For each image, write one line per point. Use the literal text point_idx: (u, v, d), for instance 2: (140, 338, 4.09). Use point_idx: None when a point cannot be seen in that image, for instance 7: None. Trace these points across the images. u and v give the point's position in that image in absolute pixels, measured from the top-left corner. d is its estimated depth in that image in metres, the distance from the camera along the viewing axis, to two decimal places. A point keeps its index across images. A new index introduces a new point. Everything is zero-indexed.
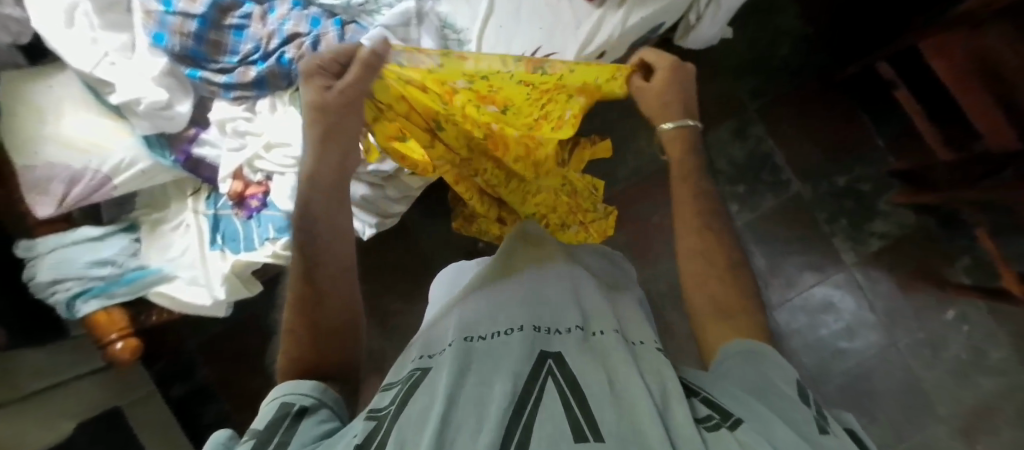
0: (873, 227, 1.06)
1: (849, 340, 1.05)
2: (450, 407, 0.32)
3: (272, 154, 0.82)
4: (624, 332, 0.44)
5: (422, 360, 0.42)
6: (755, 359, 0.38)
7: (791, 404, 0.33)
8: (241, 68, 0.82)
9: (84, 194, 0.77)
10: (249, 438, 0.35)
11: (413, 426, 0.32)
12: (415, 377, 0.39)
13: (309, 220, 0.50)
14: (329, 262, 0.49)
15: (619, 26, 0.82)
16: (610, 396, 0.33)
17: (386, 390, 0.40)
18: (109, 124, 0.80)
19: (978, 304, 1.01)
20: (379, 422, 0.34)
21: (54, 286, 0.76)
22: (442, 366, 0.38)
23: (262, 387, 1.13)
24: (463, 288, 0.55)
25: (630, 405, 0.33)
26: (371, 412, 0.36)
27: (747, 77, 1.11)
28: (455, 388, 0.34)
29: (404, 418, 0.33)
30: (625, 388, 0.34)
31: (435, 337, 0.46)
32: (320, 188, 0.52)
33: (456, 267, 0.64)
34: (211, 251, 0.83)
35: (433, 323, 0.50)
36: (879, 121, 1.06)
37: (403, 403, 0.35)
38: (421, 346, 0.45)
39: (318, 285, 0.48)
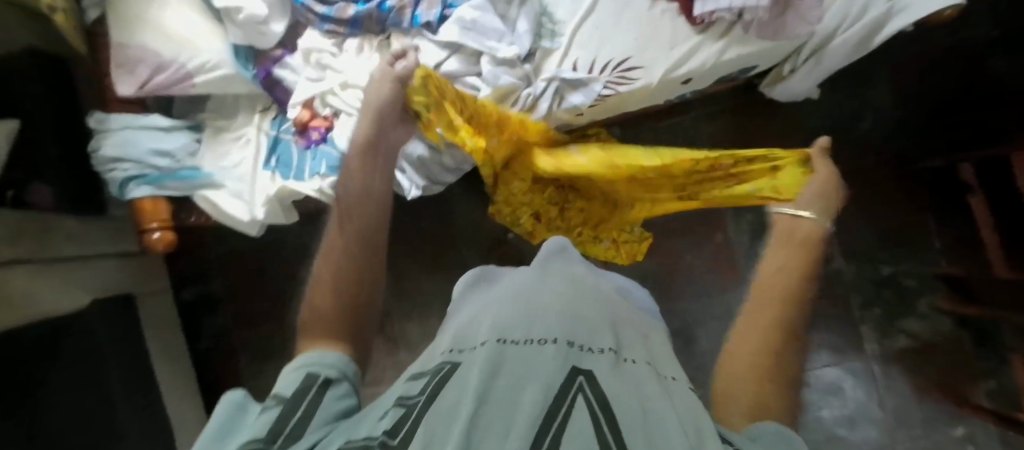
0: (905, 325, 1.03)
1: (848, 429, 1.02)
2: (478, 410, 0.30)
3: (346, 94, 0.82)
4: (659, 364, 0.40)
5: (452, 354, 0.39)
6: (794, 445, 0.32)
7: None
8: (343, 3, 0.83)
9: (165, 84, 0.79)
10: (274, 405, 0.36)
11: (441, 427, 0.29)
12: (444, 370, 0.36)
13: (349, 179, 0.54)
14: (360, 217, 0.51)
15: (714, 58, 0.81)
16: (647, 436, 0.28)
17: (415, 378, 0.37)
18: (205, 26, 0.82)
19: (991, 430, 0.98)
20: (409, 409, 0.32)
21: (115, 164, 0.79)
22: (473, 363, 0.34)
23: (267, 313, 1.15)
24: (497, 287, 0.50)
25: (667, 448, 0.28)
26: (400, 400, 0.34)
27: (820, 142, 1.09)
28: (484, 393, 0.31)
29: (434, 413, 0.31)
30: (664, 426, 0.30)
31: (466, 332, 0.42)
32: (370, 157, 0.56)
33: (486, 267, 0.60)
34: (263, 171, 0.85)
35: (469, 315, 0.46)
36: (942, 222, 1.04)
37: (433, 396, 0.33)
38: (453, 338, 0.41)
39: (345, 234, 0.49)
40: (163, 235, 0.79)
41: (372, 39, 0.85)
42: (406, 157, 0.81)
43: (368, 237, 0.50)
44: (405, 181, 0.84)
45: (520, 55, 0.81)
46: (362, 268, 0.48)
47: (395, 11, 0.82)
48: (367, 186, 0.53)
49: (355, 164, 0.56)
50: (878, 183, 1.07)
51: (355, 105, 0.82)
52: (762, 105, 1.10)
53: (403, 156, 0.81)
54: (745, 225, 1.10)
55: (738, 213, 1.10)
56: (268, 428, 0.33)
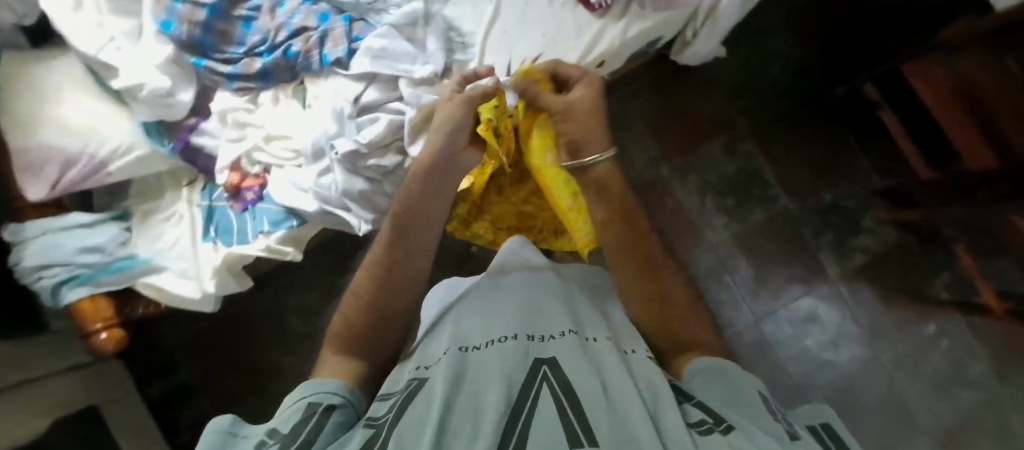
0: (857, 242, 1.09)
1: (833, 352, 1.06)
2: (448, 413, 0.35)
3: (272, 146, 0.83)
4: (617, 340, 0.47)
5: (419, 370, 0.43)
6: (723, 380, 0.41)
7: (760, 411, 0.38)
8: (246, 59, 0.83)
9: (78, 178, 0.76)
10: (275, 440, 0.38)
11: (411, 434, 0.34)
12: (413, 385, 0.40)
13: (405, 194, 0.60)
14: (408, 240, 0.57)
15: (620, 36, 0.84)
16: (605, 401, 0.35)
17: (384, 398, 0.42)
18: (108, 109, 0.80)
19: (957, 319, 1.04)
20: (379, 429, 0.36)
21: (41, 272, 0.75)
22: (439, 373, 0.39)
23: (244, 389, 1.10)
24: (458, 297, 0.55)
25: (623, 411, 0.35)
26: (370, 420, 0.38)
27: (739, 94, 1.15)
28: (452, 396, 0.36)
29: (403, 424, 0.35)
30: (618, 395, 0.37)
31: (430, 348, 0.47)
32: (430, 187, 0.59)
33: (449, 283, 0.62)
34: (203, 243, 0.82)
35: (431, 333, 0.50)
36: (864, 142, 1.11)
37: (400, 411, 0.37)
38: (417, 357, 0.46)
39: (389, 254, 0.55)
40: (110, 332, 0.73)
41: (285, 87, 0.86)
42: (347, 194, 0.78)
43: (407, 269, 0.55)
44: (352, 219, 0.80)
45: (437, 72, 0.82)
46: (393, 296, 0.53)
47: (302, 55, 0.82)
48: (420, 212, 0.58)
49: (414, 188, 0.59)
50: (800, 120, 1.14)
51: (284, 156, 0.83)
52: (678, 72, 1.15)
53: (344, 194, 0.78)
54: (691, 186, 1.14)
55: (681, 176, 1.14)
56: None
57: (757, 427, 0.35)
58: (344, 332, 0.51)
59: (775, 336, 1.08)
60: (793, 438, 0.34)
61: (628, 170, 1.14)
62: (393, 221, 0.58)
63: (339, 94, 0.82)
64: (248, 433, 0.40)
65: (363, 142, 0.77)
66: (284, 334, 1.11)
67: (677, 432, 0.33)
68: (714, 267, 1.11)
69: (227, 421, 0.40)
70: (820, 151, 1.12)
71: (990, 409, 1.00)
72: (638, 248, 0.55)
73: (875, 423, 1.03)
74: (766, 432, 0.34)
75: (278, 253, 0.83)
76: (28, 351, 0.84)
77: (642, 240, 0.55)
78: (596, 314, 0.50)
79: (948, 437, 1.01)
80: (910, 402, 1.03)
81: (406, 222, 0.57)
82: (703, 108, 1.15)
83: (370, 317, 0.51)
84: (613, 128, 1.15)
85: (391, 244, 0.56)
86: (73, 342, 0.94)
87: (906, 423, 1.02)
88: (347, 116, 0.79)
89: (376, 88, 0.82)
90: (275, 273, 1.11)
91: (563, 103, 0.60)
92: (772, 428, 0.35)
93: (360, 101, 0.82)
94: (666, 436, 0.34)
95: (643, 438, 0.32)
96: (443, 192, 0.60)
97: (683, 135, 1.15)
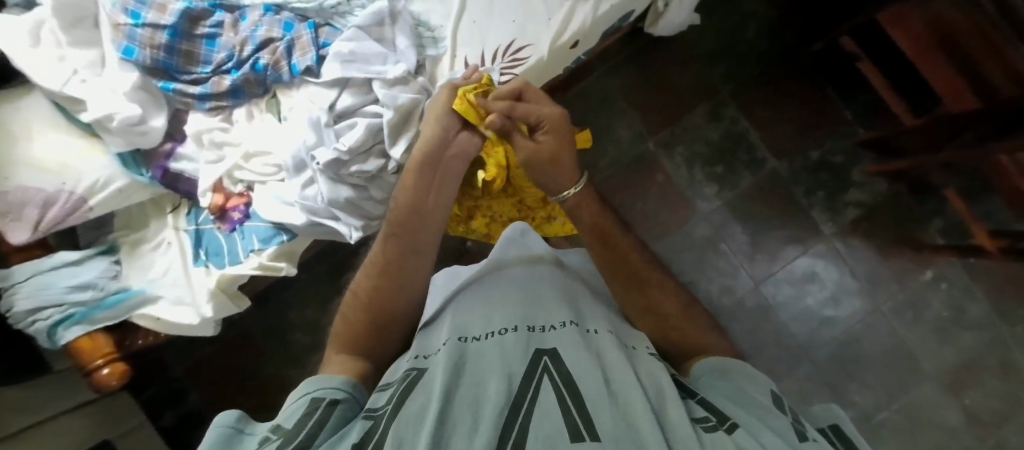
0: (848, 197, 1.09)
1: (834, 308, 1.07)
2: (446, 406, 0.35)
3: (252, 164, 0.82)
4: (618, 333, 0.47)
5: (417, 361, 0.43)
6: (730, 378, 0.42)
7: (770, 411, 0.37)
8: (215, 77, 0.82)
9: (59, 217, 0.76)
10: (276, 437, 0.38)
11: (409, 427, 0.34)
12: (411, 376, 0.40)
13: (407, 195, 0.58)
14: (407, 239, 0.56)
15: (590, 14, 0.83)
16: (607, 395, 0.35)
17: (382, 389, 0.42)
18: (82, 143, 0.79)
19: (954, 263, 1.05)
20: (375, 422, 0.37)
21: (34, 315, 0.74)
22: (437, 365, 0.39)
23: (255, 407, 1.10)
24: (458, 288, 0.55)
25: (624, 404, 0.35)
26: (368, 412, 0.38)
27: (718, 60, 1.14)
28: (451, 388, 0.36)
29: (399, 416, 0.35)
30: (620, 388, 0.37)
31: (428, 339, 0.47)
32: (426, 176, 0.59)
33: (449, 271, 0.62)
34: (195, 267, 0.82)
35: (428, 326, 0.50)
36: (846, 96, 1.11)
37: (398, 403, 0.37)
38: (415, 347, 0.46)
39: (389, 256, 0.55)
40: (112, 367, 0.73)
41: (258, 102, 0.85)
42: (334, 203, 0.78)
43: (408, 263, 0.54)
44: (342, 228, 0.80)
45: (409, 70, 0.81)
46: (396, 291, 0.53)
47: (270, 67, 0.81)
48: (418, 205, 0.58)
49: (410, 180, 0.60)
50: (781, 80, 1.13)
51: (264, 172, 0.82)
52: (654, 44, 1.14)
53: (331, 203, 0.78)
54: (679, 158, 1.13)
55: (668, 149, 1.14)
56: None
57: (764, 427, 0.35)
58: (347, 333, 0.51)
59: (776, 298, 1.08)
60: (802, 438, 0.35)
61: (614, 148, 1.14)
62: (393, 216, 0.58)
63: (315, 102, 0.81)
64: (252, 430, 0.40)
65: (343, 149, 0.76)
66: (289, 348, 1.11)
67: (680, 425, 0.34)
68: (710, 236, 1.11)
69: (232, 414, 0.40)
70: (804, 110, 1.12)
71: (992, 347, 1.02)
72: (622, 270, 0.54)
73: (882, 373, 1.04)
74: (773, 433, 0.35)
75: (272, 270, 0.83)
76: (33, 395, 0.83)
77: (633, 269, 0.54)
78: (598, 306, 0.50)
79: (953, 379, 1.02)
80: (915, 349, 1.04)
81: (405, 216, 0.57)
82: (682, 78, 1.14)
83: (372, 315, 0.51)
84: (595, 108, 1.14)
85: (392, 238, 0.56)
86: (78, 380, 0.93)
87: (912, 370, 1.04)
88: (324, 124, 0.78)
89: (350, 93, 0.80)
90: (273, 289, 1.11)
91: (527, 152, 0.58)
92: (780, 429, 0.35)
93: (335, 107, 0.80)
94: (668, 432, 0.34)
95: (646, 434, 0.33)
96: (442, 181, 0.60)
97: (666, 107, 1.14)
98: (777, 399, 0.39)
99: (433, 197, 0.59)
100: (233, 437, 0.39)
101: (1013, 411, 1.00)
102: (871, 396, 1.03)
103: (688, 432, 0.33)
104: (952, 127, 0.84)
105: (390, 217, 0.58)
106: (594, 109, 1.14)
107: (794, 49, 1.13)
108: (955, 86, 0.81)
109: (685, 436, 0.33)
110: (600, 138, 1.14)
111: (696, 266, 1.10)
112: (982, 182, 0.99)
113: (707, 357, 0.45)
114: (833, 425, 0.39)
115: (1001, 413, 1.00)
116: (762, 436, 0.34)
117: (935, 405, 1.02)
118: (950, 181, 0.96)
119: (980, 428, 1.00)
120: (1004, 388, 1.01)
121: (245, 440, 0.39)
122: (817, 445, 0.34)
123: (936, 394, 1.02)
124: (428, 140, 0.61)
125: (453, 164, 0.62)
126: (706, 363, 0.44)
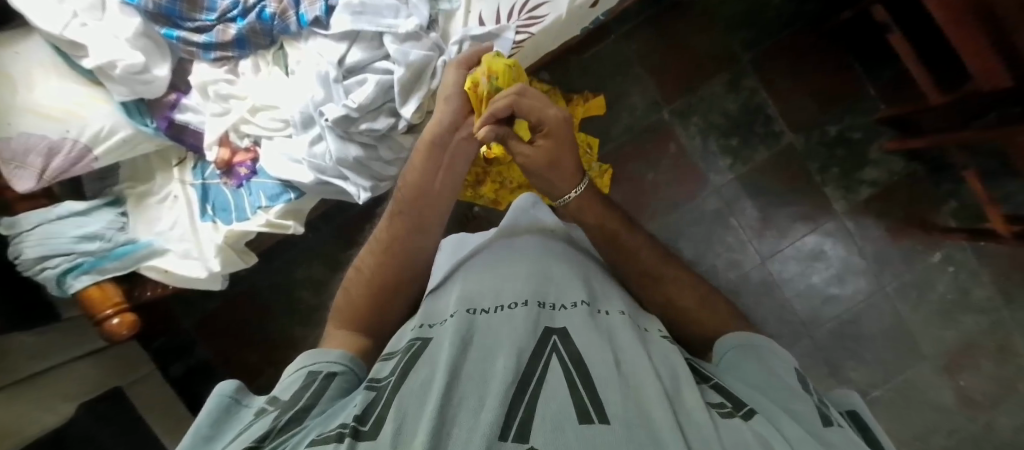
0: (864, 175, 1.07)
1: (839, 286, 1.07)
2: (451, 381, 0.34)
3: (259, 118, 0.80)
4: (632, 314, 0.46)
5: (422, 330, 0.43)
6: (757, 353, 0.43)
7: (798, 395, 0.38)
8: (220, 26, 0.79)
9: (64, 167, 0.75)
10: (274, 407, 0.39)
11: (414, 401, 0.34)
12: (415, 347, 0.40)
13: (416, 176, 0.57)
14: (409, 220, 0.55)
15: None
16: (617, 378, 0.35)
17: (386, 358, 0.42)
18: (85, 91, 0.77)
19: (964, 246, 1.04)
20: (379, 392, 0.36)
21: (43, 263, 0.74)
22: (444, 338, 0.39)
23: (263, 360, 1.12)
24: (466, 255, 0.54)
25: (636, 387, 0.35)
26: (371, 382, 0.38)
27: (741, 27, 1.09)
28: (459, 363, 0.36)
29: (403, 390, 0.35)
30: (632, 371, 0.36)
31: (436, 308, 0.47)
32: (435, 157, 0.57)
33: (457, 237, 0.62)
34: (202, 222, 0.81)
35: (434, 292, 0.50)
36: (871, 68, 1.06)
37: (403, 374, 0.37)
38: (420, 316, 0.46)
39: (393, 234, 0.54)
40: (122, 317, 0.74)
41: (265, 54, 0.82)
42: (342, 162, 0.77)
43: (411, 242, 0.54)
44: (351, 188, 0.78)
45: (422, 25, 0.76)
46: (399, 268, 0.53)
47: (277, 17, 0.78)
48: (425, 186, 0.56)
49: (418, 160, 0.58)
50: (804, 51, 1.08)
51: (272, 126, 0.80)
52: (676, 7, 1.09)
53: (339, 162, 0.77)
54: (694, 128, 1.11)
55: (683, 119, 1.11)
56: (266, 426, 0.37)
57: (784, 413, 0.35)
58: (347, 309, 0.52)
59: (781, 274, 1.08)
60: (827, 423, 0.35)
61: (628, 117, 1.12)
62: (399, 195, 0.57)
63: (323, 56, 0.77)
64: (250, 401, 0.42)
65: (352, 106, 0.73)
66: (296, 306, 1.12)
67: (696, 414, 0.33)
68: (719, 210, 1.10)
69: (232, 385, 0.42)
70: (827, 83, 1.08)
71: (994, 331, 1.02)
72: (640, 264, 0.54)
73: (879, 351, 1.06)
74: (794, 420, 0.34)
75: (279, 228, 0.82)
76: (46, 341, 0.85)
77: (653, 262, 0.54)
78: (612, 287, 0.49)
79: (950, 360, 1.04)
80: (916, 330, 1.05)
81: (412, 197, 0.56)
82: (703, 44, 1.10)
83: (371, 292, 0.52)
84: (610, 73, 1.11)
85: (398, 217, 0.55)
86: (89, 330, 0.95)
87: (911, 350, 1.05)
88: (333, 79, 0.75)
89: (360, 48, 0.76)
90: (279, 246, 1.11)
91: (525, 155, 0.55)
92: (803, 413, 0.36)
93: (345, 62, 0.77)
94: (683, 416, 0.33)
95: (657, 418, 0.32)
96: (453, 163, 0.58)
97: (683, 75, 1.11)
98: (801, 380, 0.40)
99: (441, 179, 0.57)
100: (230, 409, 0.41)
101: (1007, 392, 1.01)
102: (867, 373, 1.05)
103: (704, 421, 0.32)
104: (977, 105, 0.82)
105: (399, 195, 0.57)
106: (609, 73, 1.10)
107: (823, 15, 1.07)
108: (991, 61, 0.74)
109: (700, 424, 0.32)
110: (614, 105, 1.11)
111: (704, 241, 1.09)
112: (1002, 164, 0.96)
113: (730, 334, 0.47)
114: (852, 412, 0.41)
115: (995, 395, 1.02)
116: (781, 424, 0.34)
117: (930, 384, 1.04)
118: (969, 162, 0.94)
119: (971, 408, 1.02)
120: (1000, 370, 1.02)
121: (242, 411, 0.41)
122: (842, 430, 0.35)
123: (932, 374, 1.04)
124: (437, 123, 0.58)
125: (463, 146, 0.58)
126: (734, 339, 0.45)
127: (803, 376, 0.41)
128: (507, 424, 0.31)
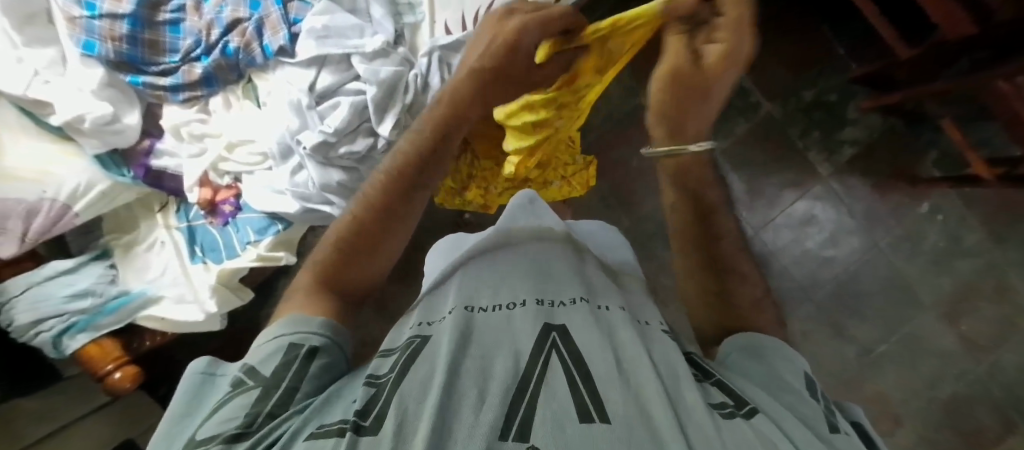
0: (844, 135, 1.08)
1: (833, 248, 1.09)
2: (451, 378, 0.34)
3: (237, 154, 0.80)
4: (631, 310, 0.46)
5: (422, 328, 0.43)
6: (761, 353, 0.43)
7: (799, 399, 0.38)
8: (185, 66, 0.78)
9: (46, 228, 0.73)
10: (257, 385, 0.38)
11: (413, 396, 0.33)
12: (415, 344, 0.40)
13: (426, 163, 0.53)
14: (410, 205, 0.53)
15: None
16: (619, 378, 0.34)
17: (385, 353, 0.41)
18: (57, 147, 0.76)
19: (949, 194, 1.05)
20: (379, 388, 0.36)
21: (37, 327, 0.73)
22: (443, 335, 0.39)
23: None
24: (464, 253, 0.54)
25: (636, 386, 0.34)
26: (371, 378, 0.38)
27: None
28: (458, 360, 0.36)
29: (403, 385, 0.35)
30: (633, 371, 0.35)
31: (434, 306, 0.46)
32: (440, 139, 0.54)
33: (455, 236, 0.62)
34: (193, 263, 0.81)
35: (429, 293, 0.50)
36: (840, 29, 1.07)
37: (403, 370, 0.37)
38: (420, 313, 0.46)
39: (388, 207, 0.51)
40: (125, 370, 0.72)
41: (234, 88, 0.82)
42: (326, 188, 0.76)
43: (399, 222, 0.52)
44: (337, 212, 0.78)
45: (388, 41, 0.75)
46: (380, 242, 0.51)
47: (242, 50, 0.77)
48: (424, 165, 0.53)
49: (423, 132, 0.55)
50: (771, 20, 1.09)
51: (250, 161, 0.80)
52: None
53: (323, 188, 0.76)
54: None
55: None
56: (247, 411, 0.36)
57: (791, 416, 0.35)
58: (326, 268, 0.49)
59: (775, 243, 1.10)
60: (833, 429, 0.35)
61: (606, 106, 1.12)
62: (396, 163, 0.53)
63: (293, 84, 0.76)
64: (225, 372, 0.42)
65: (329, 131, 0.73)
66: None
67: (696, 413, 0.32)
68: None
69: (204, 363, 0.42)
70: (795, 50, 1.09)
71: (989, 273, 1.04)
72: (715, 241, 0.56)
73: (880, 307, 1.07)
74: (799, 422, 0.35)
75: (271, 260, 0.82)
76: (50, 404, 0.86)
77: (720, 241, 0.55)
78: (610, 284, 0.48)
79: (949, 308, 1.05)
80: (912, 280, 1.06)
81: (411, 170, 0.53)
82: None
83: (348, 265, 0.50)
84: None
85: (390, 185, 0.52)
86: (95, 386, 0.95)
87: (910, 301, 1.06)
88: (306, 106, 0.74)
89: (329, 72, 0.75)
90: (277, 276, 1.11)
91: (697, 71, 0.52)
92: (809, 417, 0.36)
93: (316, 88, 0.76)
94: (684, 416, 0.32)
95: (655, 417, 0.31)
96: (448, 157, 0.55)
97: None
98: (809, 385, 0.40)
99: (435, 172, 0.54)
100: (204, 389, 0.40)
101: (1009, 333, 1.03)
102: (871, 330, 1.07)
103: (705, 420, 0.31)
104: (945, 55, 0.82)
105: (398, 160, 0.53)
106: None
107: None
108: (950, 14, 0.74)
109: (700, 424, 0.31)
110: None
111: None
112: (978, 109, 0.96)
113: (734, 335, 0.46)
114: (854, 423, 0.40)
115: (998, 336, 1.03)
116: (784, 425, 0.34)
117: (933, 334, 1.05)
118: (944, 112, 0.94)
119: (976, 352, 1.03)
120: (1000, 311, 1.03)
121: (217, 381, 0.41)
122: (848, 438, 0.35)
123: (934, 323, 1.05)
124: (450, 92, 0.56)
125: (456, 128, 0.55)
126: (746, 343, 0.45)
127: (813, 381, 0.41)
128: (506, 425, 0.30)
